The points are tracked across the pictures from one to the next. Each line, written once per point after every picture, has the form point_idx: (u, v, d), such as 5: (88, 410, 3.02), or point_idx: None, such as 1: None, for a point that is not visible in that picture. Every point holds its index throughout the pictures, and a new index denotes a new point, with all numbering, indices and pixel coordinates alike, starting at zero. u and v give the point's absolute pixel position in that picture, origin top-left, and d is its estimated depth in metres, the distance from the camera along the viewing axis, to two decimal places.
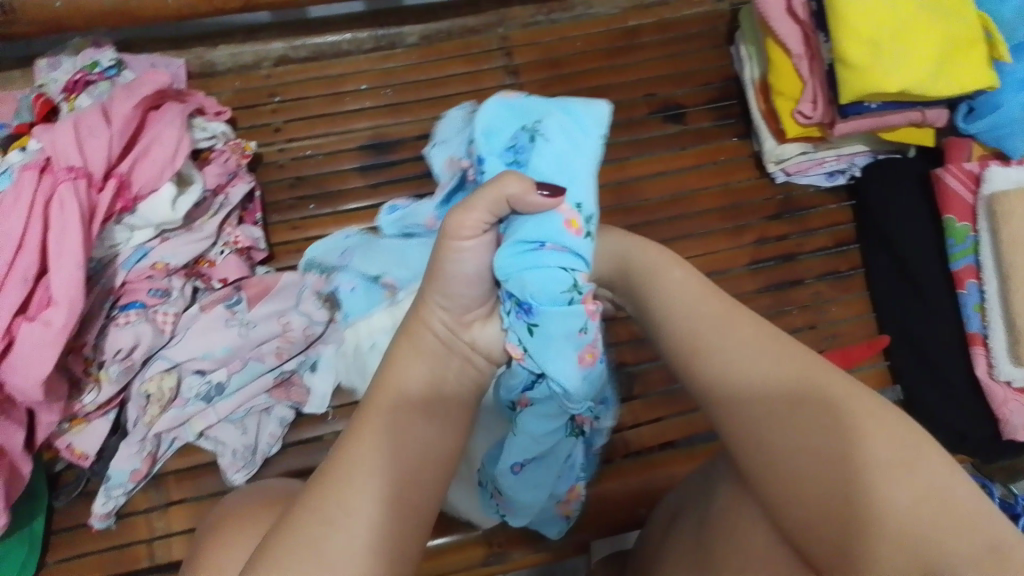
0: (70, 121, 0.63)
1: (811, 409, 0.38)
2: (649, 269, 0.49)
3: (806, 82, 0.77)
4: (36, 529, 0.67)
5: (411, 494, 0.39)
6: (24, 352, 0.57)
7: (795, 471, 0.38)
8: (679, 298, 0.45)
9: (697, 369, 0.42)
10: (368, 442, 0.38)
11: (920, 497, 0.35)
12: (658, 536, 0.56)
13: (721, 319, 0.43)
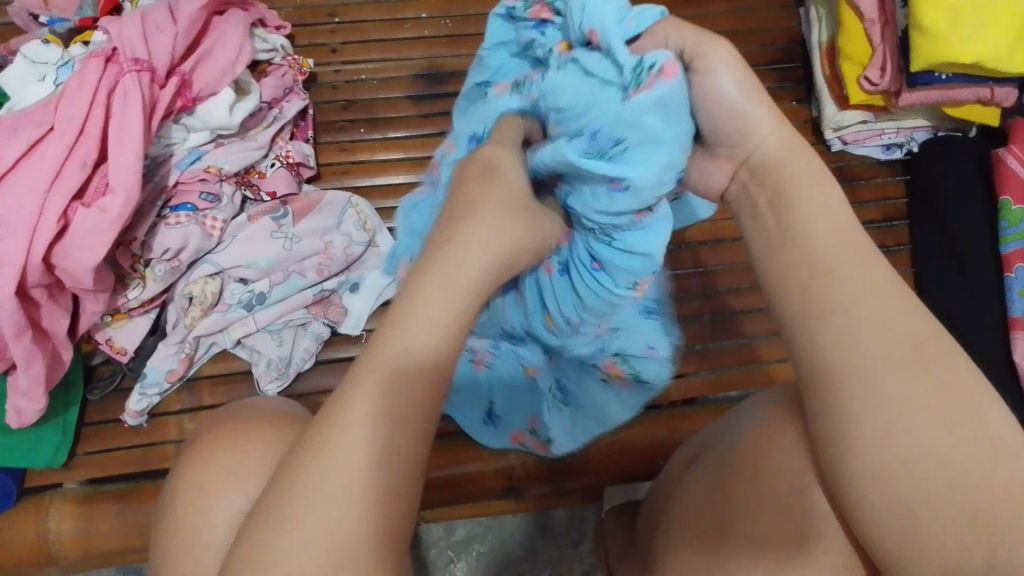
0: (137, 15, 0.64)
1: (937, 398, 0.35)
2: (797, 180, 0.40)
3: (876, 48, 0.76)
4: (70, 419, 0.68)
5: (420, 412, 0.35)
6: (78, 236, 0.58)
7: (899, 457, 0.34)
8: (814, 246, 0.38)
9: (816, 323, 0.37)
10: (417, 317, 0.36)
11: (1011, 520, 0.33)
12: (677, 477, 0.57)
13: (845, 248, 0.38)
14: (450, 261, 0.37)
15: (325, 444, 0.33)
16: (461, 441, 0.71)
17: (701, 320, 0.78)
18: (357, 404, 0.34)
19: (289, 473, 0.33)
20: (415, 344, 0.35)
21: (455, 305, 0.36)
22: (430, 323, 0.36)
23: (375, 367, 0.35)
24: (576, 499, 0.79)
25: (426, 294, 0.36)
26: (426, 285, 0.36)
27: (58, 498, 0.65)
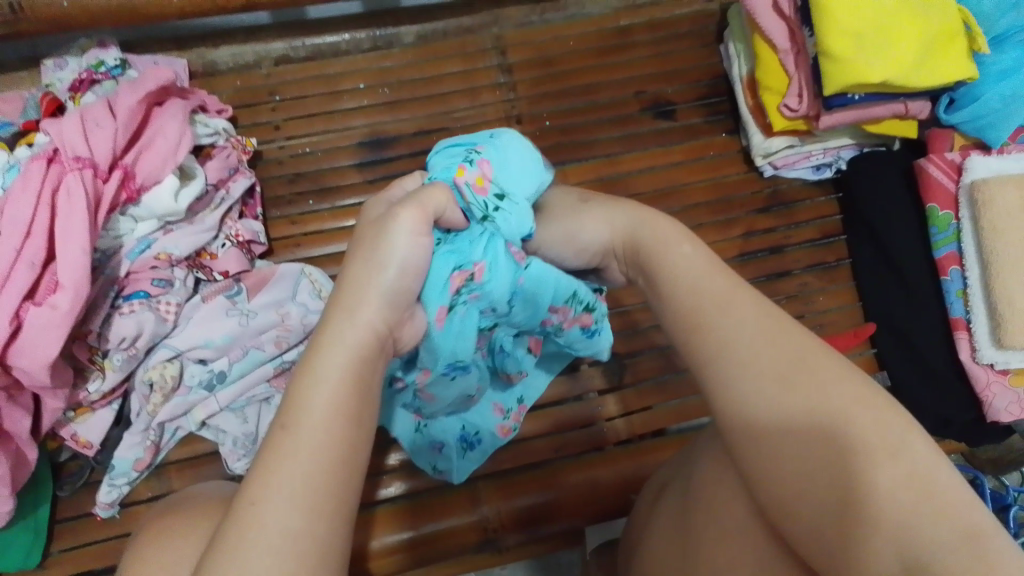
0: (77, 115, 0.66)
1: (813, 394, 0.37)
2: (656, 235, 0.48)
3: (792, 76, 0.80)
4: (42, 516, 0.68)
5: (327, 491, 0.34)
6: (31, 335, 0.58)
7: (790, 456, 0.36)
8: (684, 275, 0.44)
9: (694, 343, 0.42)
10: (310, 399, 0.36)
11: (905, 488, 0.33)
12: (644, 511, 0.59)
13: (765, 325, 0.40)
14: (336, 341, 0.38)
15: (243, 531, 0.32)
16: (429, 499, 0.72)
17: (659, 353, 0.80)
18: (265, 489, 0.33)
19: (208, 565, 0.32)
20: (313, 429, 0.35)
21: (350, 376, 0.37)
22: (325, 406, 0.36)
23: (288, 422, 0.36)
24: (556, 543, 0.80)
25: (319, 371, 0.37)
26: (314, 367, 0.37)
27: None
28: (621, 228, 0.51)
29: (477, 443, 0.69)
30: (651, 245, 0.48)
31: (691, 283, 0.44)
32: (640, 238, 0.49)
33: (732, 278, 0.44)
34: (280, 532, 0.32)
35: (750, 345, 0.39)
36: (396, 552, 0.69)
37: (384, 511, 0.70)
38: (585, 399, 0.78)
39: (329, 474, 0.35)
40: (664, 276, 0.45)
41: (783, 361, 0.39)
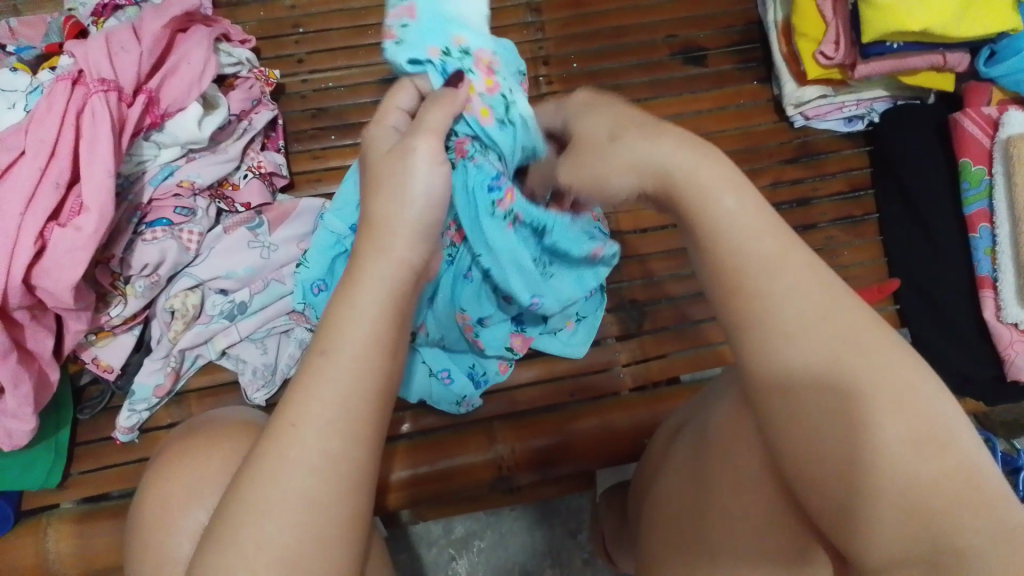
0: (102, 37, 0.65)
1: (861, 365, 0.35)
2: (693, 185, 0.39)
3: (830, 23, 0.79)
4: (63, 438, 0.69)
5: (361, 416, 0.35)
6: (56, 256, 0.59)
7: (807, 422, 0.35)
8: (727, 229, 0.38)
9: (738, 306, 0.37)
10: (345, 330, 0.36)
11: (931, 465, 0.33)
12: (659, 451, 0.59)
13: (813, 287, 0.37)
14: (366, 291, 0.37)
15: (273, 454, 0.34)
16: (447, 436, 0.72)
17: (679, 302, 0.79)
18: (292, 421, 0.34)
19: (242, 488, 0.34)
20: (342, 366, 0.35)
21: (376, 339, 0.36)
22: (358, 339, 0.36)
23: (324, 356, 0.35)
24: (569, 486, 0.81)
25: (350, 308, 0.36)
26: (356, 299, 0.36)
27: (54, 520, 0.66)
28: (673, 167, 0.40)
29: (483, 383, 0.72)
30: (699, 202, 0.39)
31: (739, 239, 0.38)
32: (674, 180, 0.40)
33: (779, 232, 0.38)
34: (309, 466, 0.34)
35: (800, 313, 0.36)
36: (410, 486, 0.70)
37: (398, 448, 0.71)
38: (602, 344, 0.77)
39: (363, 411, 0.35)
40: (704, 231, 0.39)
41: (820, 329, 0.36)
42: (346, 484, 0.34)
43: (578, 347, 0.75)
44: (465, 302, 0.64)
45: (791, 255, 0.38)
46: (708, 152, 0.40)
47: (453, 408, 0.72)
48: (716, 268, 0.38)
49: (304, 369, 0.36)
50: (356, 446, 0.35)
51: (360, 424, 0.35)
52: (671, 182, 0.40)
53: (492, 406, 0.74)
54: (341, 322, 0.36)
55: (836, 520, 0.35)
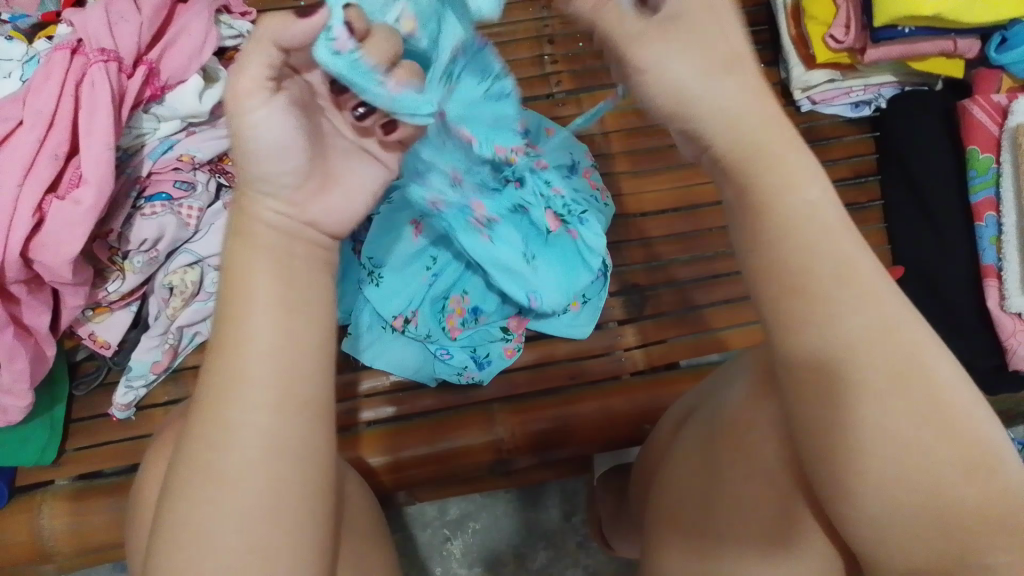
0: (102, 5, 0.64)
1: (903, 389, 0.34)
2: (752, 147, 0.35)
3: (840, 5, 0.79)
4: (58, 414, 0.68)
5: (299, 391, 0.34)
6: (53, 228, 0.57)
7: (835, 430, 0.35)
8: (794, 219, 0.35)
9: (784, 301, 0.35)
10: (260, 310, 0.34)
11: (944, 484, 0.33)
12: (666, 438, 0.58)
13: (870, 300, 0.34)
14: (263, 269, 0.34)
15: (203, 439, 0.33)
16: (446, 418, 0.71)
17: (680, 287, 0.79)
18: (220, 410, 0.33)
19: (181, 479, 0.33)
20: (263, 340, 0.33)
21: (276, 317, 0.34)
22: (275, 316, 0.34)
23: (247, 343, 0.33)
24: (566, 468, 0.80)
25: (254, 286, 0.34)
26: (253, 275, 0.34)
27: (49, 496, 0.65)
28: (746, 143, 0.36)
29: (486, 364, 0.73)
30: (770, 185, 0.35)
31: (806, 243, 0.34)
32: (747, 159, 0.35)
33: (837, 232, 0.35)
34: (241, 453, 0.32)
35: (852, 327, 0.34)
36: (410, 467, 0.69)
37: (397, 429, 0.70)
38: (604, 328, 0.77)
39: (292, 383, 0.34)
40: (771, 218, 0.35)
41: (876, 344, 0.34)
42: (277, 473, 0.33)
43: (582, 327, 0.75)
44: (467, 287, 0.76)
45: (857, 260, 0.35)
46: (783, 127, 0.36)
47: (454, 380, 0.72)
48: (757, 264, 0.35)
49: (221, 347, 0.34)
50: (294, 420, 0.33)
51: (293, 400, 0.33)
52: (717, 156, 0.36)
53: (492, 388, 0.73)
54: (247, 299, 0.34)
55: (828, 496, 0.36)
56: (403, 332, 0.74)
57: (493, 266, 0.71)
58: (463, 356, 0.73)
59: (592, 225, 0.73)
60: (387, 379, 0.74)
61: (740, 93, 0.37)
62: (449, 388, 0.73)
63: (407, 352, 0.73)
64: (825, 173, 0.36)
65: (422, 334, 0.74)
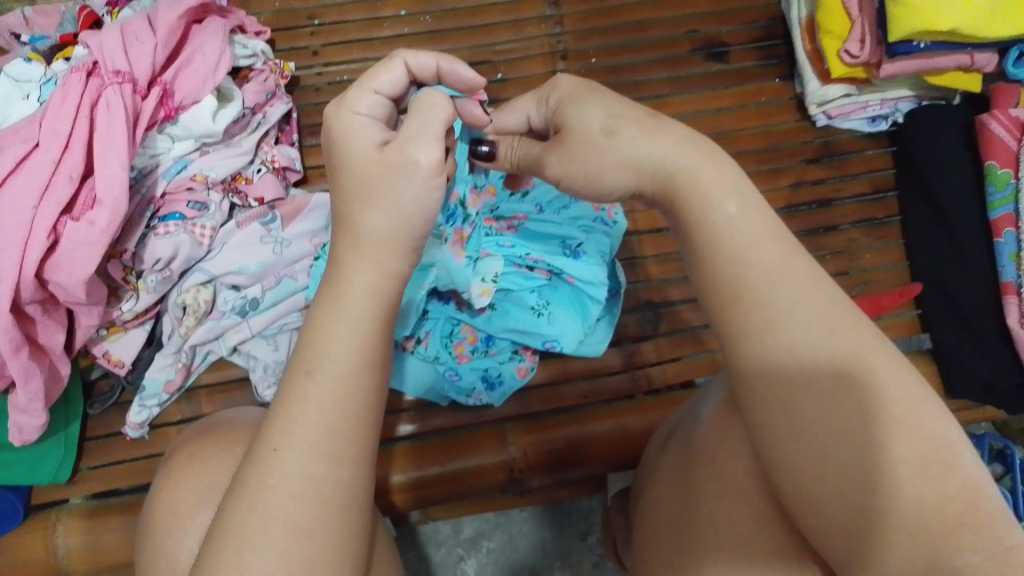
0: (117, 29, 0.65)
1: (865, 390, 0.36)
2: (699, 190, 0.40)
3: (856, 21, 0.78)
4: (71, 433, 0.68)
5: (349, 445, 0.37)
6: (69, 250, 0.58)
7: (833, 471, 0.36)
8: (732, 238, 0.39)
9: (741, 325, 0.38)
10: (328, 349, 0.37)
11: (935, 492, 0.34)
12: (656, 453, 0.58)
13: (817, 320, 0.37)
14: (356, 280, 0.38)
15: (260, 483, 0.35)
16: (458, 438, 0.71)
17: (696, 303, 0.78)
18: (283, 454, 0.36)
19: (245, 513, 0.35)
20: (329, 387, 0.37)
21: (354, 350, 0.37)
22: (345, 357, 0.37)
23: (312, 375, 0.37)
24: (580, 488, 0.79)
25: (333, 335, 0.37)
26: (334, 322, 0.37)
27: (64, 514, 0.65)
28: (671, 166, 0.41)
29: (498, 385, 0.72)
30: (698, 209, 0.40)
31: (737, 251, 0.39)
32: (676, 184, 0.41)
33: (784, 238, 0.40)
34: (295, 497, 0.35)
35: (795, 331, 0.37)
36: (423, 487, 0.69)
37: (406, 448, 0.70)
38: (617, 346, 0.76)
39: (342, 430, 0.37)
40: (706, 236, 0.40)
41: (826, 346, 0.37)
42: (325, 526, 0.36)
43: (596, 345, 0.73)
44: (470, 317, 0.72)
45: (792, 269, 0.39)
46: (705, 150, 0.41)
47: (463, 402, 0.71)
48: (709, 277, 0.40)
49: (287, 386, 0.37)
50: (345, 467, 0.37)
51: (344, 447, 0.37)
52: (648, 198, 0.43)
53: (505, 408, 0.73)
54: (323, 331, 0.37)
55: (846, 548, 0.36)
56: (413, 354, 0.71)
57: (502, 333, 0.71)
58: (482, 384, 0.72)
59: (586, 258, 0.71)
60: (399, 399, 0.73)
61: (666, 131, 0.42)
62: (460, 407, 0.72)
63: (419, 373, 0.71)
64: (743, 192, 0.40)
65: (432, 357, 0.71)
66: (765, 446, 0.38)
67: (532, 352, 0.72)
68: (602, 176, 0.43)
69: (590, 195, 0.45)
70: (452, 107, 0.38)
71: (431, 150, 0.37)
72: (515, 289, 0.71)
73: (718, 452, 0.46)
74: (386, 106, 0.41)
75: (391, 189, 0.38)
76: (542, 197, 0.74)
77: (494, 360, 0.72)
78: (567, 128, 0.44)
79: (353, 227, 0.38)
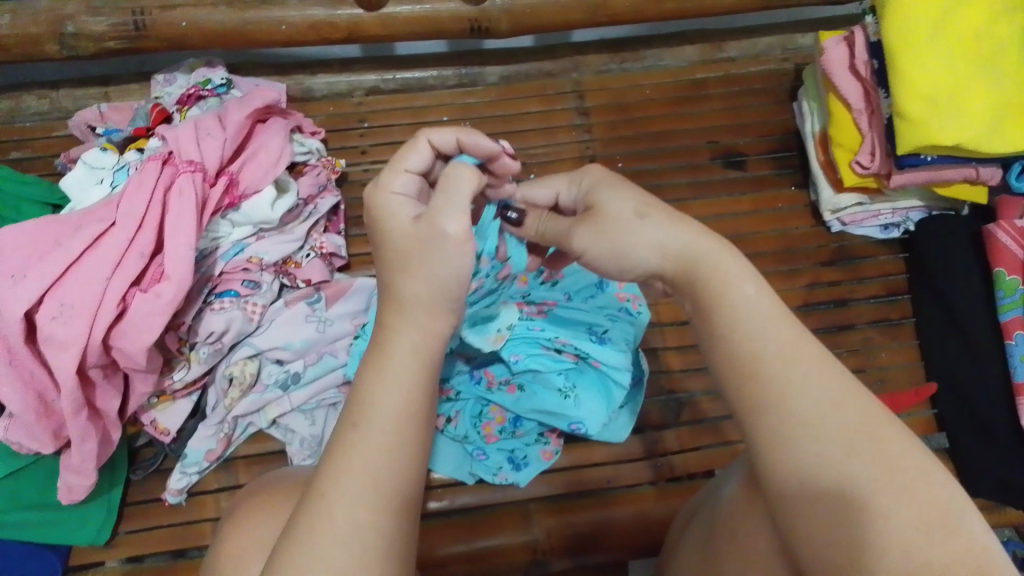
0: (191, 124, 0.72)
1: (870, 458, 0.39)
2: (717, 275, 0.45)
3: (865, 135, 0.82)
4: (113, 497, 0.71)
5: (390, 493, 0.39)
6: (136, 319, 0.63)
7: (841, 532, 0.38)
8: (744, 318, 0.43)
9: (754, 396, 0.42)
10: (375, 404, 0.41)
11: (936, 552, 0.36)
12: (677, 533, 0.60)
13: (824, 393, 0.41)
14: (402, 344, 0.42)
15: (310, 524, 0.38)
16: (483, 516, 0.73)
17: (716, 395, 0.81)
18: (333, 497, 0.39)
19: (299, 550, 0.37)
20: (375, 438, 0.40)
21: (400, 406, 0.41)
22: (390, 411, 0.41)
23: (361, 427, 0.40)
24: None
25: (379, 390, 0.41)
26: (381, 380, 0.41)
27: None
28: (696, 251, 0.45)
29: (523, 466, 0.74)
30: (716, 290, 0.44)
31: (751, 332, 0.43)
32: (700, 267, 0.45)
33: (791, 321, 0.43)
34: (343, 539, 0.38)
35: (806, 402, 0.40)
36: (448, 564, 0.71)
37: (432, 525, 0.72)
38: (639, 433, 0.78)
39: (386, 477, 0.40)
40: (724, 315, 0.44)
41: (834, 416, 0.40)
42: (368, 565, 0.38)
43: (618, 432, 0.76)
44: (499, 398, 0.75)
45: (801, 346, 0.42)
46: (721, 241, 0.46)
47: (490, 480, 0.74)
48: (725, 354, 0.43)
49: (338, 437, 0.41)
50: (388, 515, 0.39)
51: (387, 494, 0.39)
52: (671, 279, 0.47)
53: (528, 489, 0.75)
54: (373, 388, 0.41)
55: None
56: (443, 432, 0.74)
57: (529, 414, 0.73)
58: (509, 464, 0.74)
59: (612, 344, 0.74)
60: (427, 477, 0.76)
61: (688, 223, 0.47)
62: (484, 487, 0.75)
63: (446, 451, 0.74)
64: (758, 278, 0.44)
65: (460, 435, 0.74)
66: (777, 512, 0.41)
67: (557, 436, 0.75)
68: (633, 257, 0.47)
69: (614, 275, 0.49)
70: (477, 177, 0.43)
71: (458, 221, 0.41)
72: (544, 371, 0.74)
73: (735, 526, 0.48)
74: (417, 183, 0.45)
75: (425, 258, 0.42)
76: (570, 287, 0.79)
77: (521, 441, 0.75)
78: (597, 213, 0.49)
79: (396, 297, 0.43)
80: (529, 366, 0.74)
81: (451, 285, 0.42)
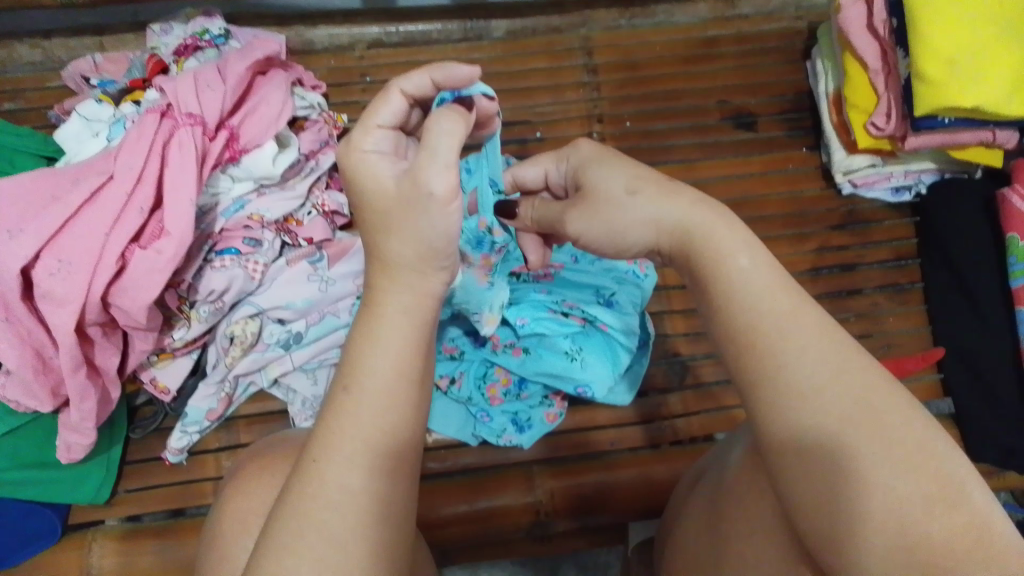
0: (191, 75, 0.70)
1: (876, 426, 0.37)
2: (716, 243, 0.44)
3: (881, 96, 0.80)
4: (114, 455, 0.70)
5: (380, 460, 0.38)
6: (138, 275, 0.62)
7: (844, 506, 0.36)
8: (748, 283, 0.42)
9: (756, 364, 0.40)
10: (365, 368, 0.39)
11: (941, 524, 0.34)
12: (682, 497, 0.60)
13: (832, 360, 0.39)
14: (392, 304, 0.40)
15: (301, 495, 0.37)
16: (484, 477, 0.73)
17: (719, 359, 0.80)
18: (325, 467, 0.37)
19: (287, 523, 0.36)
20: (364, 403, 0.39)
21: (389, 371, 0.39)
22: (380, 376, 0.39)
23: (351, 394, 0.39)
24: None
25: (370, 356, 0.39)
26: (371, 344, 0.40)
27: (99, 535, 0.68)
28: (688, 222, 0.45)
29: (527, 428, 0.73)
30: (715, 256, 0.43)
31: (756, 299, 0.41)
32: (693, 235, 0.45)
33: (794, 288, 0.42)
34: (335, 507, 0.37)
35: (811, 370, 0.39)
36: (449, 525, 0.71)
37: (433, 486, 0.72)
38: (642, 397, 0.78)
39: (374, 445, 0.38)
40: (720, 281, 0.42)
41: (840, 384, 0.38)
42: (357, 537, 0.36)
43: (622, 395, 0.75)
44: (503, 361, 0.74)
45: (805, 313, 0.41)
46: (719, 209, 0.45)
47: (494, 442, 0.73)
48: (728, 321, 0.42)
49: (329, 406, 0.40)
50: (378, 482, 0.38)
51: (376, 463, 0.38)
52: (664, 254, 0.47)
53: (531, 451, 0.74)
54: (364, 352, 0.40)
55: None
56: (446, 393, 0.74)
57: (535, 376, 0.72)
58: (513, 426, 0.73)
59: (619, 309, 0.74)
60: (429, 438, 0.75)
61: (681, 193, 0.46)
62: (486, 449, 0.74)
63: (449, 411, 0.74)
64: (760, 243, 0.43)
65: (464, 397, 0.73)
66: (781, 485, 0.40)
67: (562, 399, 0.75)
68: (622, 233, 0.48)
69: (606, 250, 0.50)
70: (461, 125, 0.40)
71: (443, 178, 0.39)
72: (549, 334, 0.73)
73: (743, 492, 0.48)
74: (393, 138, 0.43)
75: (408, 218, 0.40)
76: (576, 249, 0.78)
77: (524, 404, 0.74)
78: (589, 188, 0.50)
79: (385, 259, 0.41)
80: (536, 330, 0.72)
81: (437, 243, 0.40)
